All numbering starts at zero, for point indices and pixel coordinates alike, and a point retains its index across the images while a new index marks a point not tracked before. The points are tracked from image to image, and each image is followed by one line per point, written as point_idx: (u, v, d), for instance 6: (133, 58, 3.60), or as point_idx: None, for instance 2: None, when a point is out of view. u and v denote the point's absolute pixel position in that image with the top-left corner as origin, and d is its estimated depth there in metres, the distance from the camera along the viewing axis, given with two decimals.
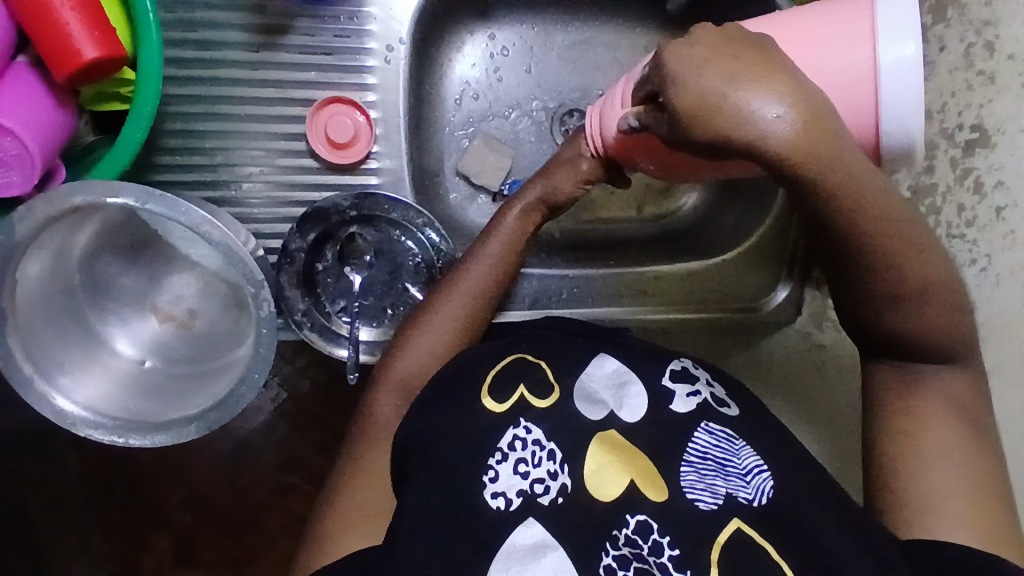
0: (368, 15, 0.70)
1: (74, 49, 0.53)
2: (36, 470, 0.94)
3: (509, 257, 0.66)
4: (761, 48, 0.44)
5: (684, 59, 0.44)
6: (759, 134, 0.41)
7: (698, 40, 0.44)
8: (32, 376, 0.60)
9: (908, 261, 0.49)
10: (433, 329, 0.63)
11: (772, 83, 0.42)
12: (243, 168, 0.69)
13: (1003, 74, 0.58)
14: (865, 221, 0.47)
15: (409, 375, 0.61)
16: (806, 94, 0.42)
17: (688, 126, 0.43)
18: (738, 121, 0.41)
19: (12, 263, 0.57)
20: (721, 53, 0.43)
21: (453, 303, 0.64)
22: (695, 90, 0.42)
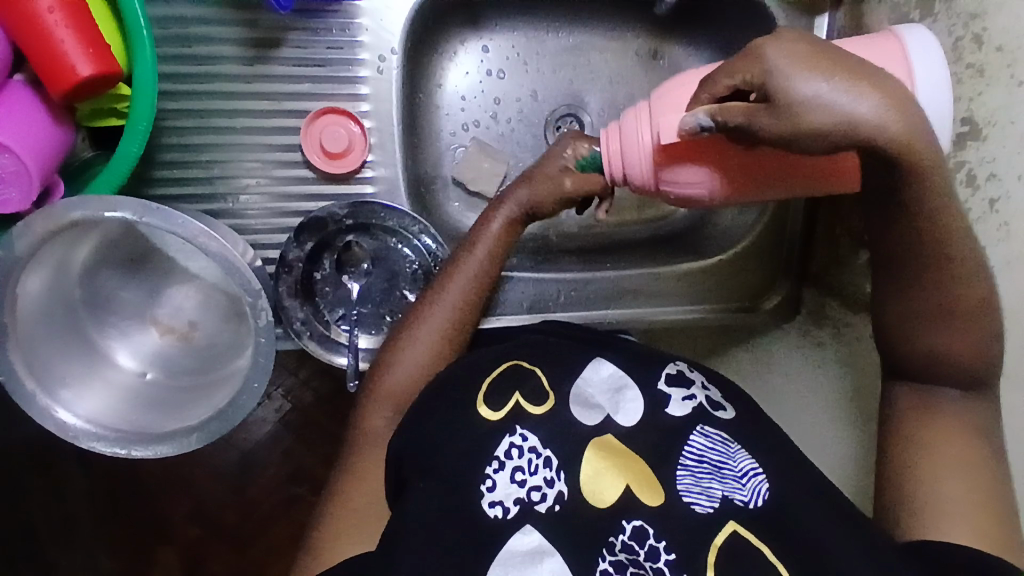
0: (359, 26, 0.71)
1: (68, 66, 0.54)
2: (44, 486, 0.95)
3: (501, 248, 0.66)
4: (846, 54, 0.45)
5: (784, 58, 0.44)
6: (872, 130, 0.43)
7: (788, 40, 0.45)
8: (34, 391, 0.61)
9: (961, 273, 0.50)
10: (429, 331, 0.63)
11: (873, 81, 0.44)
12: (240, 181, 0.70)
13: (992, 66, 0.58)
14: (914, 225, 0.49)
15: (410, 382, 0.62)
16: (899, 96, 0.44)
17: (803, 125, 0.43)
18: (856, 119, 0.42)
19: (11, 280, 0.58)
20: (817, 50, 0.44)
21: (442, 305, 0.64)
22: (807, 91, 0.43)
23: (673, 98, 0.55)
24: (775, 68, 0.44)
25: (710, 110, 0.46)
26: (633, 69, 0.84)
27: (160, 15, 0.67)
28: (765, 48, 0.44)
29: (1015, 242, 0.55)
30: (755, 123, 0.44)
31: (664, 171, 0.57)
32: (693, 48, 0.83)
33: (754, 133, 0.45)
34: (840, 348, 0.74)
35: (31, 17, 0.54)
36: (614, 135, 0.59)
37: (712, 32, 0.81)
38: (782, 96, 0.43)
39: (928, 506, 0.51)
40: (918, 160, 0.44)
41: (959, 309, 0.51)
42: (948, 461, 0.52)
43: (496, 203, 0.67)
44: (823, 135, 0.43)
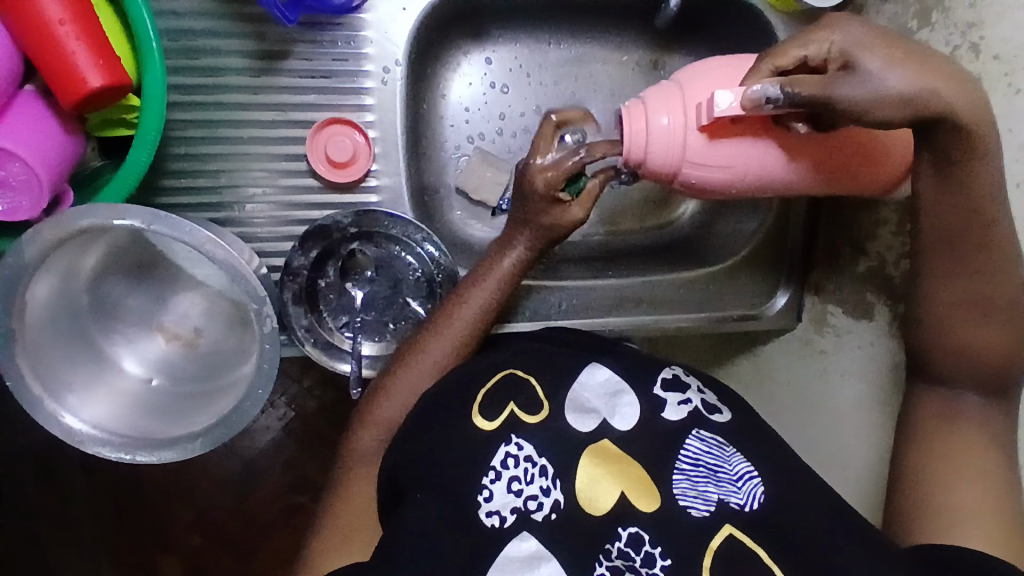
0: (364, 38, 0.72)
1: (79, 77, 0.55)
2: (48, 492, 0.95)
3: (511, 278, 0.65)
4: (906, 43, 0.50)
5: (856, 44, 0.49)
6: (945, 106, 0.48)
7: (857, 28, 0.50)
8: (40, 397, 0.62)
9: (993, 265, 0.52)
10: (429, 357, 0.63)
11: (935, 67, 0.49)
12: (247, 190, 0.71)
13: (989, 75, 0.59)
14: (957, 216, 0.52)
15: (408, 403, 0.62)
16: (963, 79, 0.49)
17: (883, 99, 0.47)
18: (926, 97, 0.48)
19: (19, 287, 0.58)
20: (885, 36, 0.50)
21: (450, 331, 0.64)
22: (885, 70, 0.48)
23: (712, 81, 0.56)
24: (850, 48, 0.49)
25: (781, 80, 0.48)
26: (634, 80, 0.85)
27: (168, 28, 0.68)
28: (839, 27, 0.50)
29: None
30: (837, 88, 0.47)
31: (695, 153, 0.56)
32: (693, 59, 0.84)
33: (835, 99, 0.47)
34: (842, 355, 0.74)
35: (43, 28, 0.55)
36: (638, 113, 0.57)
37: (712, 42, 0.82)
38: (866, 66, 0.48)
39: (940, 511, 0.52)
40: (985, 133, 0.49)
41: (1002, 301, 0.53)
42: (962, 471, 0.53)
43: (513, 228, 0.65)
44: (898, 110, 0.48)
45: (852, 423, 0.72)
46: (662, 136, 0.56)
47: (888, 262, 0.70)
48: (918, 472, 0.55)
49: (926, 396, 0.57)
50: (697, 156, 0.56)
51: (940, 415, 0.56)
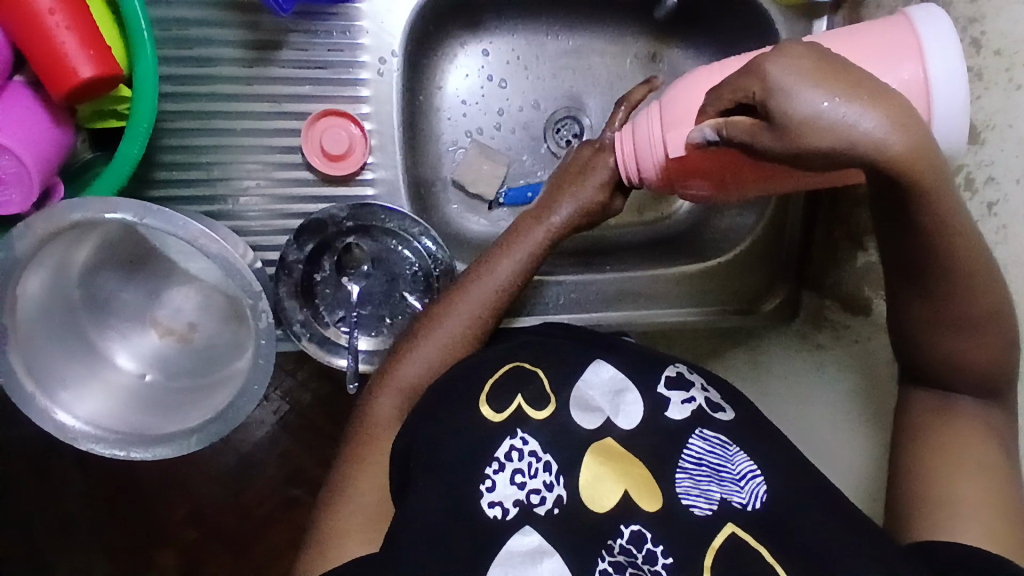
0: (360, 28, 0.70)
1: (69, 68, 0.54)
2: (40, 487, 0.94)
3: (544, 246, 0.65)
4: (852, 70, 0.43)
5: (787, 74, 0.43)
6: (879, 146, 0.42)
7: (796, 53, 0.44)
8: (34, 393, 0.61)
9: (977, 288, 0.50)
10: (448, 328, 0.63)
11: (878, 97, 0.42)
12: (240, 182, 0.70)
13: (990, 70, 0.60)
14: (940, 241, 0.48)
15: (420, 377, 0.61)
16: (905, 113, 0.42)
17: (804, 141, 0.42)
18: (860, 135, 0.41)
19: (12, 280, 0.57)
20: (827, 64, 0.43)
21: (469, 303, 0.64)
22: (811, 104, 0.42)
23: (677, 111, 0.56)
24: (778, 81, 0.43)
25: (715, 124, 0.47)
26: (633, 73, 0.84)
27: (160, 18, 0.67)
28: (767, 68, 0.43)
29: (1015, 244, 0.57)
30: (760, 137, 0.44)
31: (675, 177, 0.59)
32: (692, 51, 0.84)
33: (757, 150, 0.45)
34: (840, 350, 0.74)
35: (33, 19, 0.54)
36: (629, 136, 0.61)
37: (712, 35, 0.81)
38: (788, 102, 0.42)
39: (943, 502, 0.52)
40: (926, 178, 0.44)
41: (981, 321, 0.52)
42: (963, 466, 0.53)
43: (552, 204, 0.66)
44: (825, 150, 0.42)
45: (850, 418, 0.72)
46: (647, 162, 0.60)
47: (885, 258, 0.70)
48: (917, 468, 0.55)
49: (926, 396, 0.57)
50: (677, 179, 0.59)
51: (935, 410, 0.56)
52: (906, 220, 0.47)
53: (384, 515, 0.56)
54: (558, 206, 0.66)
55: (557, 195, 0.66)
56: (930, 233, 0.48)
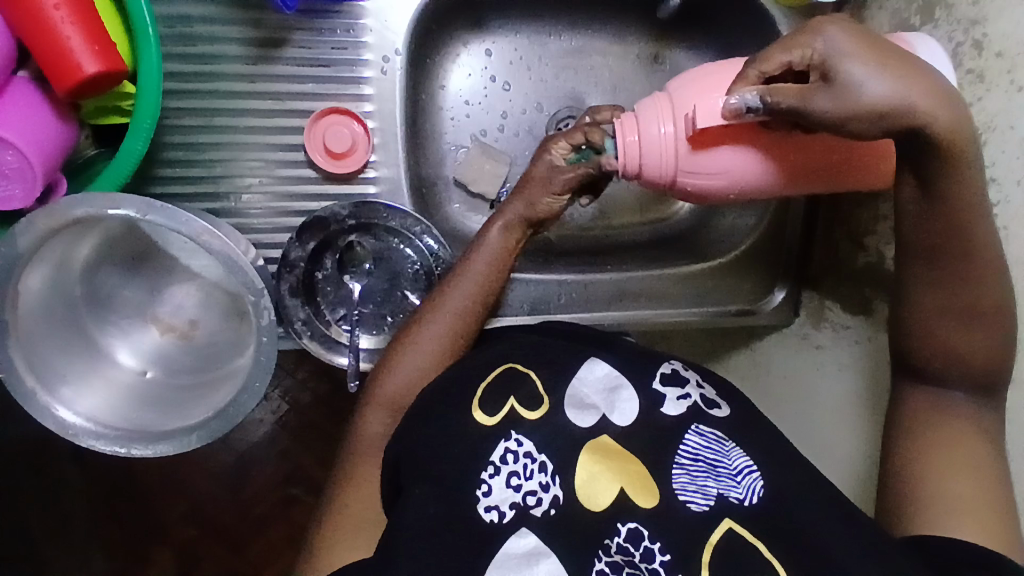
0: (363, 27, 0.70)
1: (73, 63, 0.54)
2: (38, 485, 0.94)
3: (497, 259, 0.66)
4: (892, 48, 0.49)
5: (841, 45, 0.47)
6: (926, 116, 0.47)
7: (845, 27, 0.48)
8: (34, 389, 0.61)
9: (983, 278, 0.52)
10: (430, 338, 0.63)
11: (915, 72, 0.48)
12: (243, 180, 0.70)
13: (992, 72, 0.60)
14: (952, 223, 0.51)
15: (407, 387, 0.61)
16: (940, 89, 0.48)
17: (856, 105, 0.46)
18: (908, 106, 0.47)
19: (13, 276, 0.57)
20: (870, 40, 0.48)
21: (446, 316, 0.64)
22: (861, 74, 0.46)
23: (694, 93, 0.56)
24: (831, 52, 0.47)
25: (758, 90, 0.48)
26: (635, 74, 0.84)
27: (164, 15, 0.67)
28: (825, 29, 0.48)
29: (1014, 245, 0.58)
30: (814, 101, 0.47)
31: (688, 162, 0.56)
32: (693, 53, 0.84)
33: (809, 113, 0.47)
34: (840, 352, 0.74)
35: (37, 13, 0.54)
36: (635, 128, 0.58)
37: (712, 36, 0.82)
38: (842, 73, 0.47)
39: (932, 502, 0.52)
40: (964, 148, 0.49)
41: (974, 317, 0.53)
42: (963, 464, 0.53)
43: (496, 214, 0.67)
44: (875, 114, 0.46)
45: (851, 419, 0.72)
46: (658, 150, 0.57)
47: (885, 258, 0.70)
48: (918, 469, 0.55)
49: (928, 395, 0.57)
50: (693, 163, 0.56)
51: (931, 412, 0.56)
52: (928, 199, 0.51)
53: (375, 521, 0.56)
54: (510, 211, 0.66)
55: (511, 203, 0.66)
56: (944, 218, 0.51)
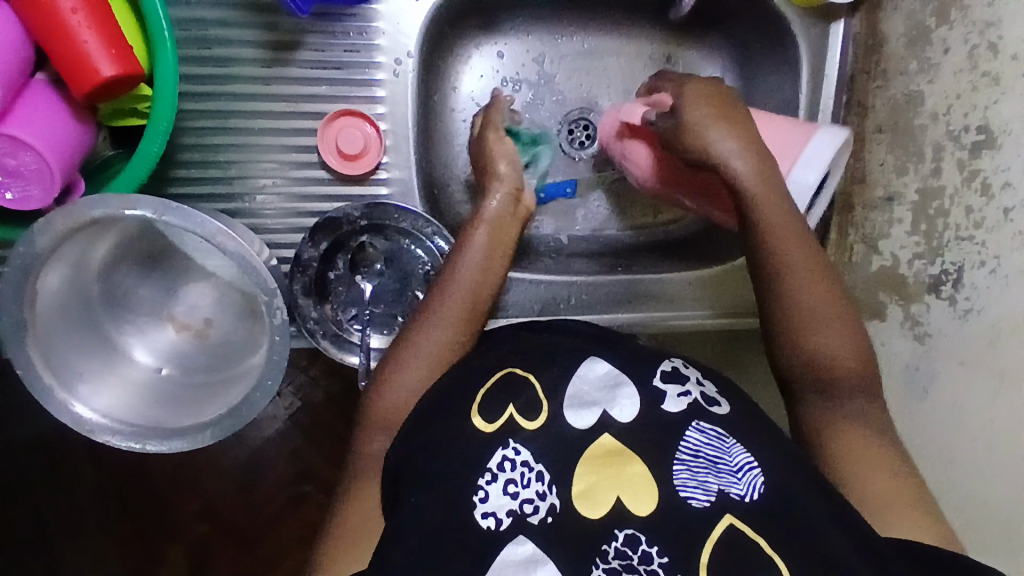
0: (376, 29, 0.70)
1: (91, 66, 0.55)
2: (52, 478, 0.95)
3: (484, 264, 0.67)
4: (734, 105, 0.63)
5: (691, 98, 0.63)
6: (725, 157, 0.60)
7: (704, 86, 0.64)
8: (51, 386, 0.62)
9: (821, 330, 0.57)
10: (425, 347, 0.62)
11: (746, 126, 0.62)
12: (257, 181, 0.71)
13: (1007, 75, 0.60)
14: (783, 274, 0.58)
15: (410, 395, 0.61)
16: (756, 142, 0.61)
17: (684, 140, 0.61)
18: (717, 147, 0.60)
19: (32, 275, 0.58)
20: (718, 97, 0.63)
21: (434, 326, 0.63)
22: (694, 117, 0.61)
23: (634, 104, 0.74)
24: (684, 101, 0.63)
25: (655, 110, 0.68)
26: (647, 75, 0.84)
27: (180, 17, 0.67)
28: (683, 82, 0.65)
29: None
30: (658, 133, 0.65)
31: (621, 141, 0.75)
32: (707, 52, 0.84)
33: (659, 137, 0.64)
34: None
35: (55, 18, 0.54)
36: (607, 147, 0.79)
37: (728, 36, 0.82)
38: (677, 114, 0.63)
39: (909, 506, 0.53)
40: (765, 198, 0.59)
41: (835, 317, 0.58)
42: None
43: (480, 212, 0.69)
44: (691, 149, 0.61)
45: None
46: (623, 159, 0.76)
47: (901, 262, 0.71)
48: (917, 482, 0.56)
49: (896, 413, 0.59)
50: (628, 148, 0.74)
51: (822, 417, 0.58)
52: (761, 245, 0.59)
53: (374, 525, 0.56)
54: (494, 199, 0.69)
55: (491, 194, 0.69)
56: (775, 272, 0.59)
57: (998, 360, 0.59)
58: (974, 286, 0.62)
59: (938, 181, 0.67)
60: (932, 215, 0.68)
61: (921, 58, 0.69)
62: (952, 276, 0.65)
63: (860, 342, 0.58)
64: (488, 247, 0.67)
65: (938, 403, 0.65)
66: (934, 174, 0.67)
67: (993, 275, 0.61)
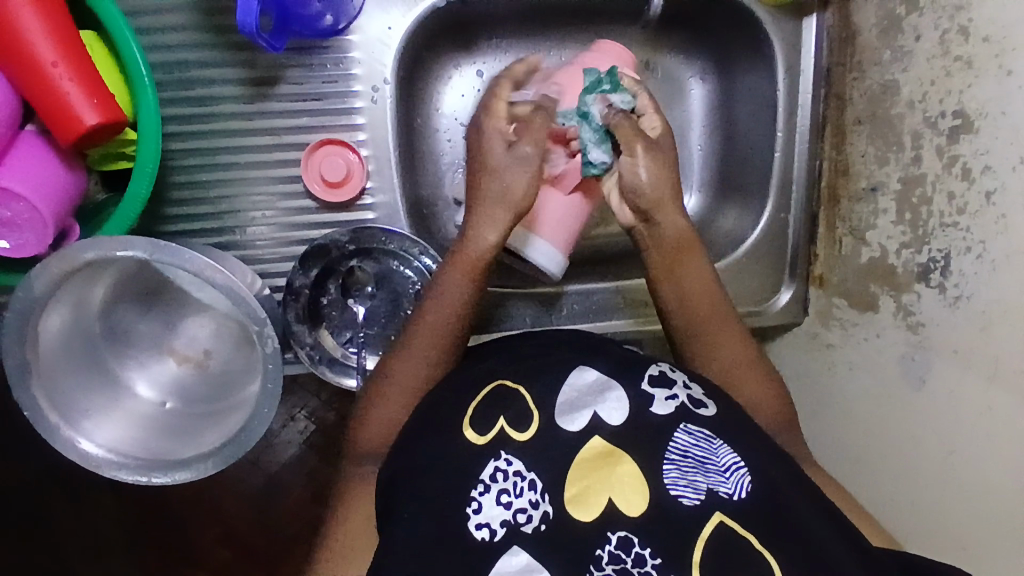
0: (352, 59, 0.72)
1: (75, 116, 0.57)
2: (76, 513, 0.98)
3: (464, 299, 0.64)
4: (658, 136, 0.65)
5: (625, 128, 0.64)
6: (644, 185, 0.62)
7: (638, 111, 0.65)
8: (57, 424, 0.64)
9: (749, 383, 0.62)
10: (397, 379, 0.62)
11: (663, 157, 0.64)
12: (247, 214, 0.73)
13: (980, 58, 0.59)
14: (706, 328, 0.63)
15: (392, 418, 0.62)
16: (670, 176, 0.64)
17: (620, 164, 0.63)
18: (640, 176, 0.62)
19: (33, 318, 0.61)
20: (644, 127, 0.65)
21: (406, 359, 0.63)
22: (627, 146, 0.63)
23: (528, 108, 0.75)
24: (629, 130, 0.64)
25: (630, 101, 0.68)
26: None
27: (162, 62, 0.70)
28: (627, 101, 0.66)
29: (1014, 235, 0.56)
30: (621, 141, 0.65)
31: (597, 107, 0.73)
32: (684, 58, 0.85)
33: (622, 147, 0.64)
34: (851, 350, 0.74)
35: (38, 73, 0.57)
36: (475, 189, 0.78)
37: (705, 38, 0.82)
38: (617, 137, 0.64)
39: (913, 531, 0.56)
40: (690, 253, 0.64)
41: (718, 334, 0.63)
42: None
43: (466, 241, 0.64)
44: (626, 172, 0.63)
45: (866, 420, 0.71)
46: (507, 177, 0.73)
47: (889, 252, 0.70)
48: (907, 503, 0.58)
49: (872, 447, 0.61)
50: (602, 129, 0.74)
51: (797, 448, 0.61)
52: (687, 300, 0.64)
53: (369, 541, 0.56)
54: (486, 212, 0.64)
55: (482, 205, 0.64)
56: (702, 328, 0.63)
57: (990, 346, 0.58)
58: (962, 272, 0.62)
59: (919, 169, 0.66)
60: (916, 202, 0.67)
61: (894, 48, 0.69)
62: (940, 264, 0.64)
63: (744, 352, 0.63)
64: (466, 268, 0.64)
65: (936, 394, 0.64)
66: (916, 162, 0.67)
67: (979, 261, 0.60)
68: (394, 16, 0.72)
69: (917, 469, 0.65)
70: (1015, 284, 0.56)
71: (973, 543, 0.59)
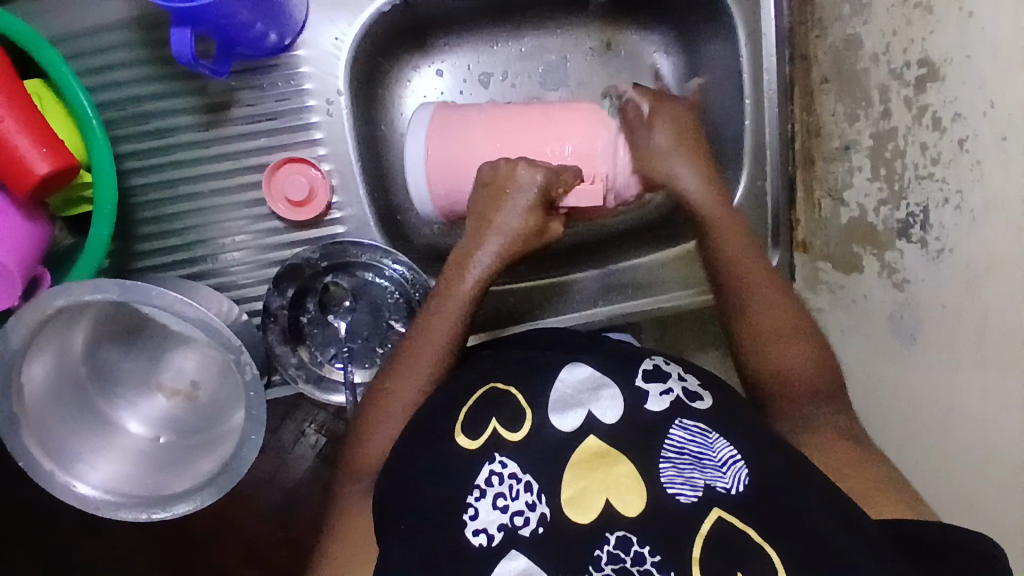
0: (304, 74, 0.71)
1: (26, 167, 0.57)
2: (103, 549, 1.00)
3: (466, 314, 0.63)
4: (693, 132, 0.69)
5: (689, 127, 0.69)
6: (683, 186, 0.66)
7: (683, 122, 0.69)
8: (53, 470, 0.65)
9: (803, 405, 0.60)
10: (401, 398, 0.60)
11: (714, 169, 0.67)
12: (218, 241, 0.73)
13: (939, 4, 0.58)
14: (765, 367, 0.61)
15: (389, 437, 0.59)
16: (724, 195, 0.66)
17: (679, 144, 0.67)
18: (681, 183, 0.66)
19: (15, 369, 0.62)
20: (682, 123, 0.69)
21: (413, 370, 0.61)
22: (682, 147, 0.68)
23: (522, 133, 0.69)
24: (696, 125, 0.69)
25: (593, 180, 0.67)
26: (591, 66, 0.84)
27: (115, 99, 0.70)
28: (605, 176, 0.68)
29: (991, 183, 0.54)
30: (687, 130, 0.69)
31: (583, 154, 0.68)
32: (646, 33, 0.83)
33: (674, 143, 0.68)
34: (839, 314, 0.73)
35: None
36: (441, 108, 0.72)
37: (665, 15, 0.81)
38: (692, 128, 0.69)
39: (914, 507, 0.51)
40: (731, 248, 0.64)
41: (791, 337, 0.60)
42: None
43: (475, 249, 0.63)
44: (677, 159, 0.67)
45: (868, 383, 0.69)
46: (444, 159, 0.69)
47: (870, 211, 0.68)
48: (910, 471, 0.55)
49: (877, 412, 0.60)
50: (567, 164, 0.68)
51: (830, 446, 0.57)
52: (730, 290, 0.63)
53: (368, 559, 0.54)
54: (507, 222, 0.63)
55: (497, 214, 0.63)
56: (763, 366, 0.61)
57: (976, 299, 0.56)
58: (942, 226, 0.59)
59: (889, 123, 0.64)
60: (892, 157, 0.65)
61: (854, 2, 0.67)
62: (919, 218, 0.62)
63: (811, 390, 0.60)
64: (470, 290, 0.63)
65: (927, 355, 0.62)
66: (886, 116, 0.65)
67: (958, 212, 0.57)
68: (341, 26, 0.71)
69: (921, 432, 0.63)
70: (995, 233, 0.54)
71: (983, 508, 0.57)
